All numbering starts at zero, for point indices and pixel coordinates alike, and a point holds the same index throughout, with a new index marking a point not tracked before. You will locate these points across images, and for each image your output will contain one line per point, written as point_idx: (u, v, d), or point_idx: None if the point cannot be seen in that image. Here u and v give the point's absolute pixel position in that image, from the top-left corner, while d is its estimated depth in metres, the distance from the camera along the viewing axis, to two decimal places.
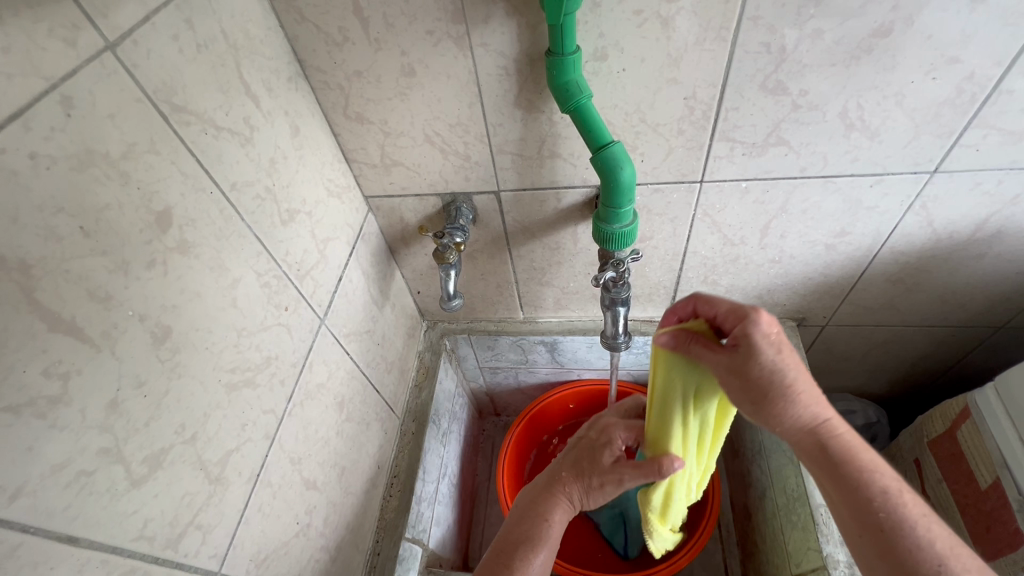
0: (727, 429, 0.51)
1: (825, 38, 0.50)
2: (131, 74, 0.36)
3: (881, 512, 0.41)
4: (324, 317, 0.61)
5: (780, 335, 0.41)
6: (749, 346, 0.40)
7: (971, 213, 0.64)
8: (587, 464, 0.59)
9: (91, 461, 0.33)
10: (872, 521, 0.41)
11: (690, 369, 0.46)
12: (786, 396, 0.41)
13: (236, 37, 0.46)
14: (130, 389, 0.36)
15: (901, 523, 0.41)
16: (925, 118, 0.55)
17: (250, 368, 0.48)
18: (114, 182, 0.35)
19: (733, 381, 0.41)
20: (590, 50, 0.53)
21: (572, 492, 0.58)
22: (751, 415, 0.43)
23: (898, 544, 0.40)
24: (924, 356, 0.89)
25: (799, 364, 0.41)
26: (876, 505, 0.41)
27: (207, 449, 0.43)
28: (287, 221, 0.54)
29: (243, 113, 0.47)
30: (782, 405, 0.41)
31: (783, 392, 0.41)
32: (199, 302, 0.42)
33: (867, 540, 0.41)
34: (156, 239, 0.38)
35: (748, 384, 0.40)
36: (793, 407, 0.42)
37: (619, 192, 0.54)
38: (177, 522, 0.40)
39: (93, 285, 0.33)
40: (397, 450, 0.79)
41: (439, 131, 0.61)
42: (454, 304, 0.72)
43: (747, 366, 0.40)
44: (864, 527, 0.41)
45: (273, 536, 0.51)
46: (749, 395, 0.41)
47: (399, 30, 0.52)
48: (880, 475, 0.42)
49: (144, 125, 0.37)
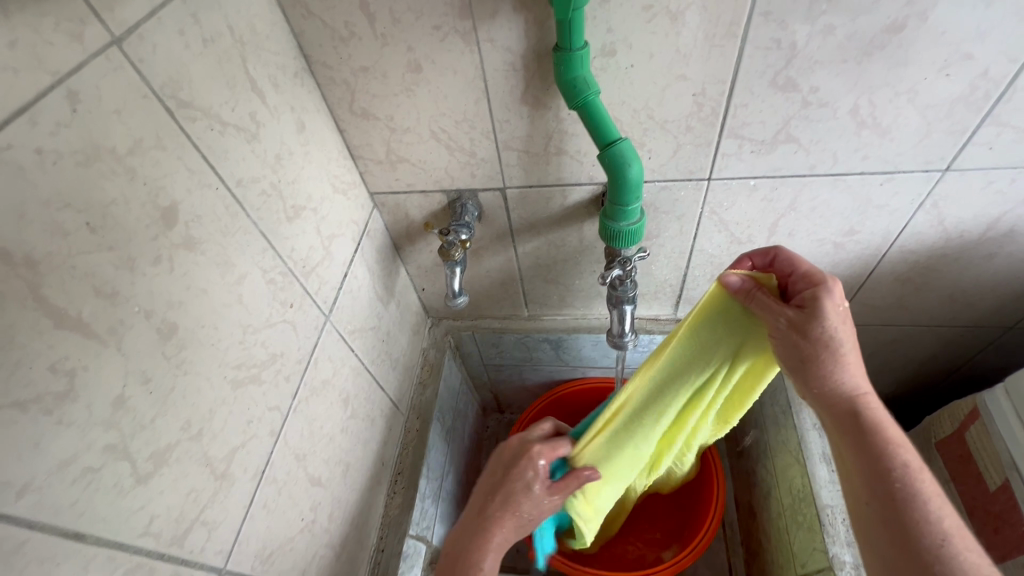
0: (752, 394, 0.58)
1: (836, 33, 0.49)
2: (137, 69, 0.36)
3: (897, 482, 0.43)
4: (329, 313, 0.61)
5: (845, 307, 0.44)
6: (816, 305, 0.44)
7: (983, 212, 0.63)
8: (521, 502, 0.59)
9: (97, 458, 0.33)
10: (884, 486, 0.43)
11: (745, 321, 0.50)
12: (833, 358, 0.44)
13: (242, 32, 0.46)
14: (136, 385, 0.36)
15: (914, 495, 0.43)
16: (938, 115, 0.54)
17: (256, 365, 0.48)
18: (121, 178, 0.35)
19: (789, 334, 0.45)
20: (598, 46, 0.53)
21: (511, 529, 0.59)
22: (794, 371, 0.47)
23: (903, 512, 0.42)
24: (932, 356, 0.88)
25: (853, 335, 0.45)
26: (890, 473, 0.43)
27: (213, 445, 0.43)
28: (293, 217, 0.54)
29: (249, 108, 0.47)
30: (827, 366, 0.45)
31: (832, 353, 0.44)
32: (205, 299, 0.42)
33: (874, 501, 0.44)
34: (161, 235, 0.38)
35: (802, 338, 0.44)
36: (837, 371, 0.45)
37: (626, 189, 0.54)
38: (183, 519, 0.40)
39: (99, 281, 0.33)
40: (401, 447, 0.79)
41: (445, 128, 0.61)
42: (459, 301, 0.72)
43: (808, 322, 0.44)
44: (876, 493, 0.44)
45: (278, 532, 0.51)
46: (798, 350, 0.45)
47: (405, 25, 0.52)
48: (903, 452, 0.44)
49: (150, 120, 0.37)
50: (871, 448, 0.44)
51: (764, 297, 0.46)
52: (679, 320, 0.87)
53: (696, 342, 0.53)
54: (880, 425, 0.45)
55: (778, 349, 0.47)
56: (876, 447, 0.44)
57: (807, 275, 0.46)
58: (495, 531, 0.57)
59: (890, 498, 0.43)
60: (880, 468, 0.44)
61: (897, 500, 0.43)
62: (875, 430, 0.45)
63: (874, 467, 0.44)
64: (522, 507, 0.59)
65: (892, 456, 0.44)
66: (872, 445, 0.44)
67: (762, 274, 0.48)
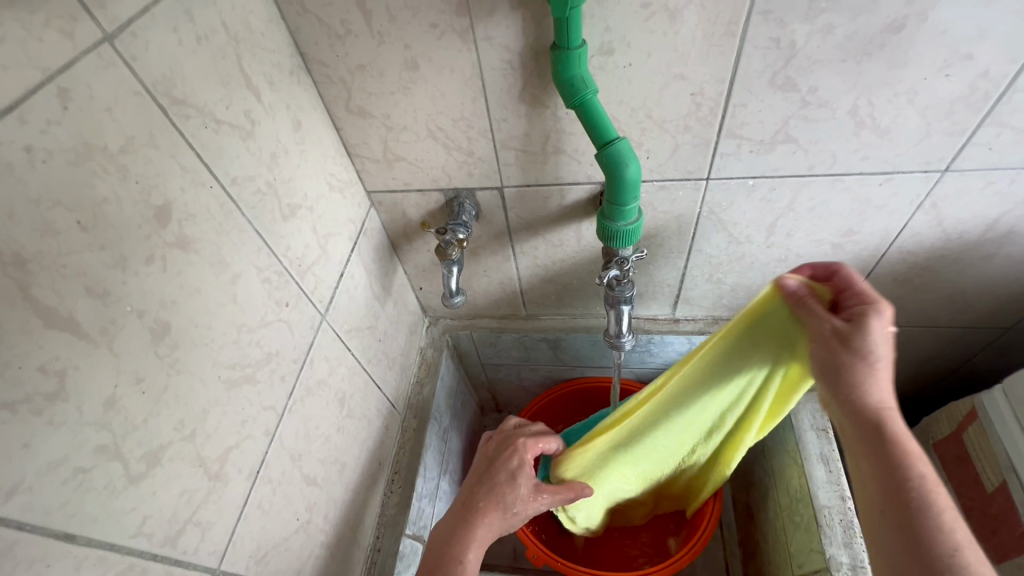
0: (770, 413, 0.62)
1: (835, 33, 0.49)
2: (130, 66, 0.36)
3: (913, 494, 0.42)
4: (326, 313, 0.61)
5: (892, 328, 0.44)
6: (863, 318, 0.43)
7: (982, 213, 0.63)
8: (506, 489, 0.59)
9: (88, 459, 0.33)
10: (904, 501, 0.42)
11: (790, 326, 0.50)
12: (870, 369, 0.44)
13: (237, 29, 0.46)
14: (128, 385, 0.35)
15: (937, 515, 0.41)
16: (937, 116, 0.54)
17: (250, 365, 0.48)
18: (113, 176, 0.34)
19: (830, 343, 0.45)
20: (596, 44, 0.52)
21: (496, 523, 0.58)
22: (829, 380, 0.46)
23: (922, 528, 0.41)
24: (930, 357, 0.88)
25: (894, 354, 0.44)
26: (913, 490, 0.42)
27: (207, 445, 0.42)
28: (288, 216, 0.53)
29: (244, 106, 0.47)
30: (863, 376, 0.44)
31: (870, 364, 0.44)
32: (199, 298, 0.41)
33: (892, 516, 0.42)
34: (154, 234, 0.37)
35: (845, 347, 0.44)
36: (871, 384, 0.44)
37: (624, 189, 0.54)
38: (176, 519, 0.39)
39: (90, 280, 0.33)
40: (398, 446, 0.78)
41: (442, 126, 0.61)
42: (456, 300, 0.71)
43: (853, 333, 0.43)
44: (896, 507, 0.42)
45: (273, 532, 0.51)
46: (837, 358, 0.45)
47: (402, 23, 0.51)
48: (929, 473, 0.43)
49: (142, 118, 0.36)
50: (897, 463, 0.43)
51: (814, 305, 0.46)
52: (677, 320, 0.87)
53: (738, 348, 0.54)
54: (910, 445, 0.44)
55: (815, 355, 0.47)
56: (902, 463, 0.43)
57: (860, 292, 0.45)
58: (480, 522, 0.57)
59: (909, 513, 0.42)
60: (902, 483, 0.42)
61: (916, 516, 0.41)
62: (903, 447, 0.44)
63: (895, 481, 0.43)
64: (508, 498, 0.59)
65: (916, 474, 0.43)
66: (896, 461, 0.43)
67: (818, 285, 0.48)
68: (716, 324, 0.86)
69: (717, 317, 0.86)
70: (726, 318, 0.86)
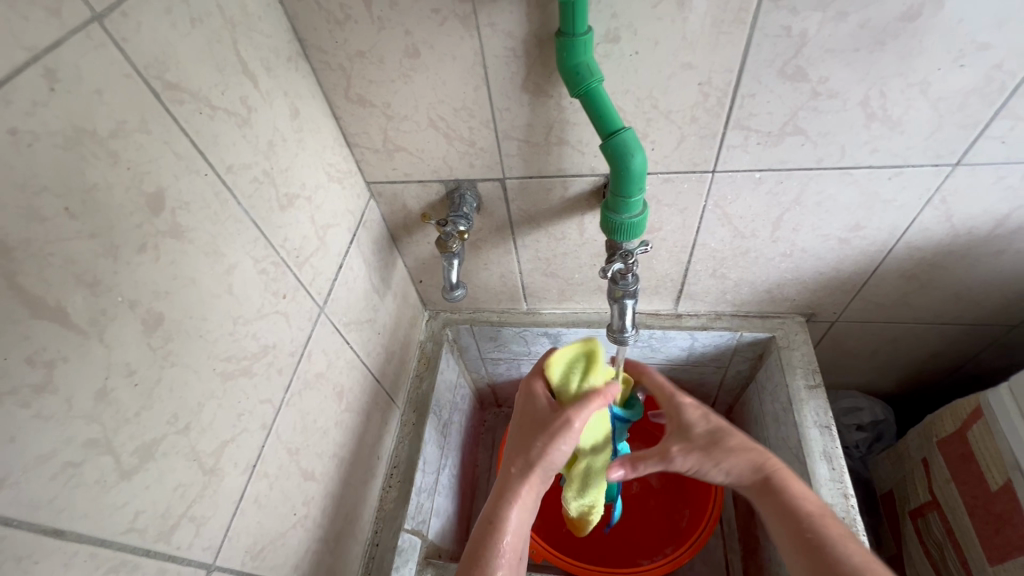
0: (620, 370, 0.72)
1: (848, 21, 0.47)
2: (120, 47, 0.34)
3: (807, 532, 0.52)
4: (324, 305, 0.60)
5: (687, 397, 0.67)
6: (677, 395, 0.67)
7: (992, 208, 0.62)
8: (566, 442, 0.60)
9: (78, 453, 0.32)
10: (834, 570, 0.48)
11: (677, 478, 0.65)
12: (717, 442, 0.61)
13: (233, 13, 0.44)
14: (120, 377, 0.34)
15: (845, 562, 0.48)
16: (950, 108, 0.53)
17: (246, 357, 0.47)
18: (103, 161, 0.33)
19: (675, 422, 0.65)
20: (602, 32, 0.51)
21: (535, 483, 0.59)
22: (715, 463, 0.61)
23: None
24: (936, 354, 0.87)
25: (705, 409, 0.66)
26: (765, 497, 0.57)
27: (202, 440, 0.41)
28: (286, 206, 0.52)
29: (241, 92, 0.45)
30: (721, 452, 0.61)
31: (713, 433, 0.62)
32: (193, 289, 0.40)
33: (804, 556, 0.51)
34: (147, 222, 0.36)
35: (672, 411, 0.66)
36: (726, 455, 0.60)
37: (630, 180, 0.52)
38: (170, 515, 0.38)
39: (80, 268, 0.32)
40: (397, 440, 0.78)
41: (443, 116, 0.59)
42: (456, 294, 0.70)
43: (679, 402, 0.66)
44: (793, 540, 0.53)
45: (269, 528, 0.50)
46: (708, 441, 0.62)
47: (403, 8, 0.50)
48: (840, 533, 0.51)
49: (134, 102, 0.35)
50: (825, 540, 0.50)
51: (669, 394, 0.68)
52: (680, 315, 0.86)
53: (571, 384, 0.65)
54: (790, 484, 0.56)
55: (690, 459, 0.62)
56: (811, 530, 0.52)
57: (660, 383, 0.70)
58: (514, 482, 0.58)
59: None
60: (793, 528, 0.53)
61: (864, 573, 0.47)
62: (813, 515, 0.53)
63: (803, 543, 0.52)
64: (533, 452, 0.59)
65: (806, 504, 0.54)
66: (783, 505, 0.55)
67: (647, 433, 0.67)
68: (719, 320, 0.85)
69: (721, 312, 0.85)
70: (730, 313, 0.85)
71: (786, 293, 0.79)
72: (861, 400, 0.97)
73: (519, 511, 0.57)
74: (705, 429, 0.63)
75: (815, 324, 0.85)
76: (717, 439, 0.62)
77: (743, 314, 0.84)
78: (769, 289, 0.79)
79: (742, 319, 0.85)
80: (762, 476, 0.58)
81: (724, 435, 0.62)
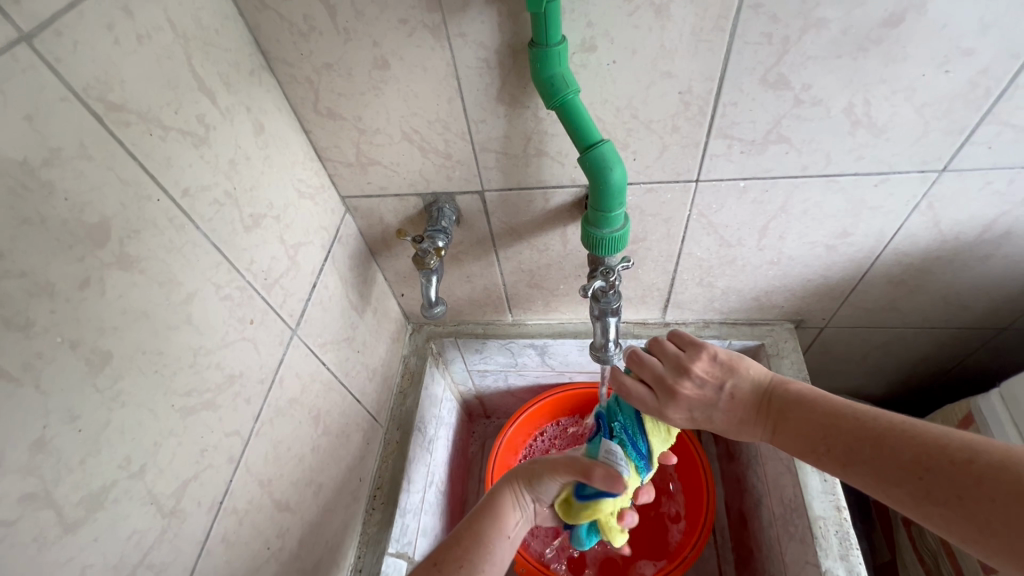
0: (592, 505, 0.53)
1: (830, 27, 0.46)
2: (54, 69, 0.32)
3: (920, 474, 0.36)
4: (297, 327, 0.57)
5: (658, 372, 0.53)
6: (657, 343, 0.56)
7: (979, 213, 0.61)
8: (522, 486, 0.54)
9: (13, 510, 0.29)
10: (891, 464, 0.38)
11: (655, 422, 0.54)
12: (766, 404, 0.48)
13: (186, 26, 0.42)
14: (62, 424, 0.32)
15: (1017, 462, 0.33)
16: (935, 113, 0.51)
17: (210, 390, 0.44)
18: (36, 193, 0.31)
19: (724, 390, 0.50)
20: (577, 41, 0.49)
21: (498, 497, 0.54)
22: (789, 438, 0.46)
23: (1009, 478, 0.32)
24: (925, 358, 0.86)
25: (701, 363, 0.52)
26: (733, 398, 0.50)
27: (159, 481, 0.39)
28: (251, 227, 0.50)
29: (197, 110, 0.43)
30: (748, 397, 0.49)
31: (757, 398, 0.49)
32: (146, 322, 0.38)
33: (926, 490, 0.35)
34: (90, 254, 0.34)
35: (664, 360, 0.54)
36: (773, 405, 0.48)
37: (609, 194, 0.51)
38: (123, 565, 0.36)
39: (11, 311, 0.29)
40: (380, 460, 0.75)
41: (417, 128, 0.57)
42: (437, 310, 0.68)
43: (721, 372, 0.51)
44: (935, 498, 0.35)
45: (239, 566, 0.48)
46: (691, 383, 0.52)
47: (370, 19, 0.48)
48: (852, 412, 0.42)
49: (72, 126, 0.33)
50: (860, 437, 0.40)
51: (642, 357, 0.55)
52: (668, 324, 0.84)
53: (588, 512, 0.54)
54: (707, 348, 0.52)
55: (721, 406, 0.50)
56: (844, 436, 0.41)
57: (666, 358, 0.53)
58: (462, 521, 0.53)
59: (1007, 489, 0.32)
60: (892, 471, 0.37)
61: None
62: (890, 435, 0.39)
63: (894, 475, 0.37)
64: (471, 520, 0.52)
65: (838, 412, 0.43)
66: (806, 415, 0.45)
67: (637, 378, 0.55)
68: (707, 328, 0.84)
69: (709, 320, 0.84)
70: (718, 321, 0.83)
71: (774, 301, 0.78)
72: None
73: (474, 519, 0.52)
74: (652, 399, 0.52)
75: (804, 330, 0.83)
76: (698, 352, 0.52)
77: (731, 322, 0.83)
78: (756, 296, 0.78)
79: (729, 326, 0.83)
80: (768, 398, 0.48)
81: (779, 398, 0.47)
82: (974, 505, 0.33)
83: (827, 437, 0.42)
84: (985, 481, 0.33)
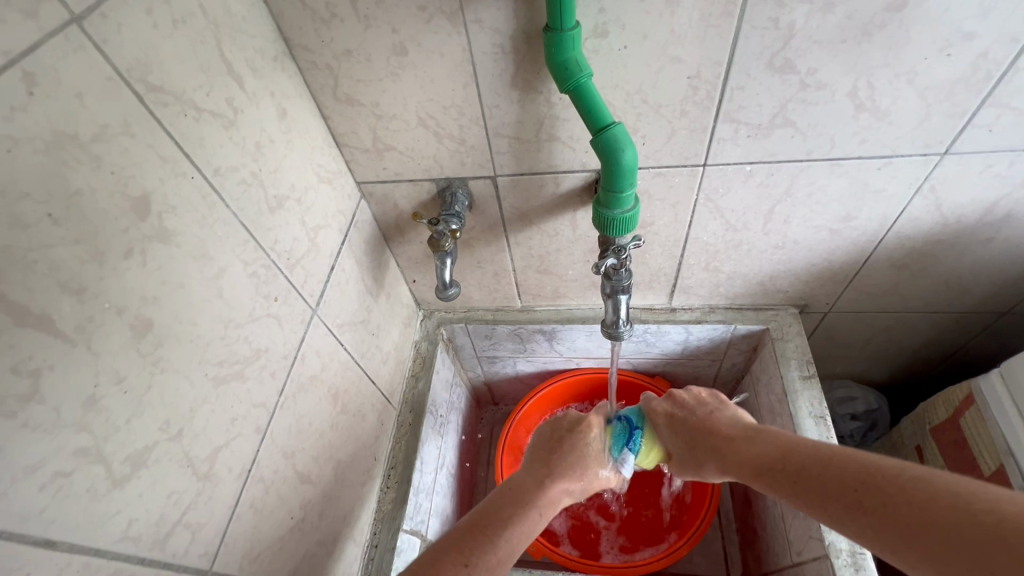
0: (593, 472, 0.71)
1: (835, 12, 0.48)
2: (101, 50, 0.34)
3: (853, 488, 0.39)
4: (317, 307, 0.59)
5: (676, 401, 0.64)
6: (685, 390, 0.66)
7: (980, 196, 0.62)
8: (554, 476, 0.58)
9: (68, 462, 0.31)
10: (831, 482, 0.41)
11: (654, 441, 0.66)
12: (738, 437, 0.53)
13: (216, 12, 0.44)
14: (109, 385, 0.34)
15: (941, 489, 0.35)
16: (937, 97, 0.53)
17: (239, 362, 0.46)
18: (86, 166, 0.33)
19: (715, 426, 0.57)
20: (590, 27, 0.51)
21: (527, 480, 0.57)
22: (749, 464, 0.49)
23: (925, 489, 0.35)
24: (927, 342, 0.88)
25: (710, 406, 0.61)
26: (709, 429, 0.57)
27: (195, 445, 0.41)
28: (275, 208, 0.52)
29: (226, 93, 0.45)
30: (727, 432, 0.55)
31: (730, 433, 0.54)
32: (182, 293, 0.40)
33: (855, 503, 0.38)
34: (134, 226, 0.36)
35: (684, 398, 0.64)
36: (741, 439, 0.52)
37: (621, 175, 0.52)
38: (163, 522, 0.38)
39: (64, 276, 0.31)
40: (394, 441, 0.78)
41: (433, 114, 0.59)
42: (450, 293, 0.70)
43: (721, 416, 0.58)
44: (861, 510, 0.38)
45: (266, 533, 0.50)
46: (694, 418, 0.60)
47: (389, 6, 0.50)
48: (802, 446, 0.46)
49: (117, 104, 0.35)
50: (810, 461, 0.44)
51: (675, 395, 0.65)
52: (674, 309, 0.86)
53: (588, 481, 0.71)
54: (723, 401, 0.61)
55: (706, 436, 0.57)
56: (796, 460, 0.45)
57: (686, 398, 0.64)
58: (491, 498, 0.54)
59: (917, 498, 0.35)
60: (831, 488, 0.41)
61: (967, 490, 0.34)
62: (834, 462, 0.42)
63: (833, 490, 0.40)
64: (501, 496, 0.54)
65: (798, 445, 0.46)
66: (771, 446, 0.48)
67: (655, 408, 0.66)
68: (713, 314, 0.85)
69: (714, 305, 0.85)
70: (723, 306, 0.85)
71: (779, 285, 0.80)
72: (856, 390, 0.97)
73: (504, 496, 0.54)
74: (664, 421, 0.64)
75: (808, 315, 0.85)
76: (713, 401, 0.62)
77: (737, 307, 0.85)
78: (761, 281, 0.79)
79: (735, 312, 0.85)
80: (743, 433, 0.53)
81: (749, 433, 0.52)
82: (892, 511, 0.36)
83: (783, 464, 0.46)
84: (904, 490, 0.36)
